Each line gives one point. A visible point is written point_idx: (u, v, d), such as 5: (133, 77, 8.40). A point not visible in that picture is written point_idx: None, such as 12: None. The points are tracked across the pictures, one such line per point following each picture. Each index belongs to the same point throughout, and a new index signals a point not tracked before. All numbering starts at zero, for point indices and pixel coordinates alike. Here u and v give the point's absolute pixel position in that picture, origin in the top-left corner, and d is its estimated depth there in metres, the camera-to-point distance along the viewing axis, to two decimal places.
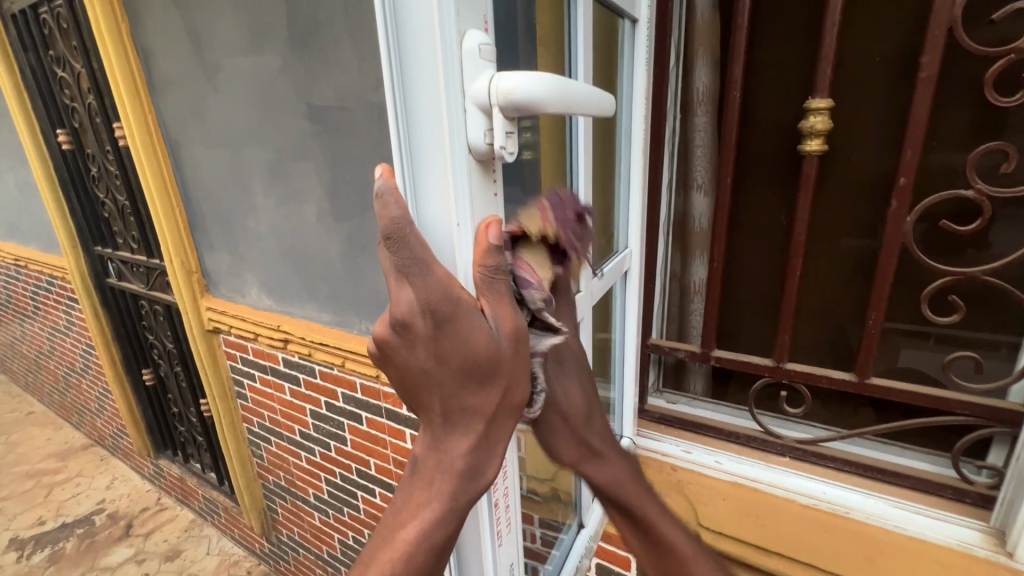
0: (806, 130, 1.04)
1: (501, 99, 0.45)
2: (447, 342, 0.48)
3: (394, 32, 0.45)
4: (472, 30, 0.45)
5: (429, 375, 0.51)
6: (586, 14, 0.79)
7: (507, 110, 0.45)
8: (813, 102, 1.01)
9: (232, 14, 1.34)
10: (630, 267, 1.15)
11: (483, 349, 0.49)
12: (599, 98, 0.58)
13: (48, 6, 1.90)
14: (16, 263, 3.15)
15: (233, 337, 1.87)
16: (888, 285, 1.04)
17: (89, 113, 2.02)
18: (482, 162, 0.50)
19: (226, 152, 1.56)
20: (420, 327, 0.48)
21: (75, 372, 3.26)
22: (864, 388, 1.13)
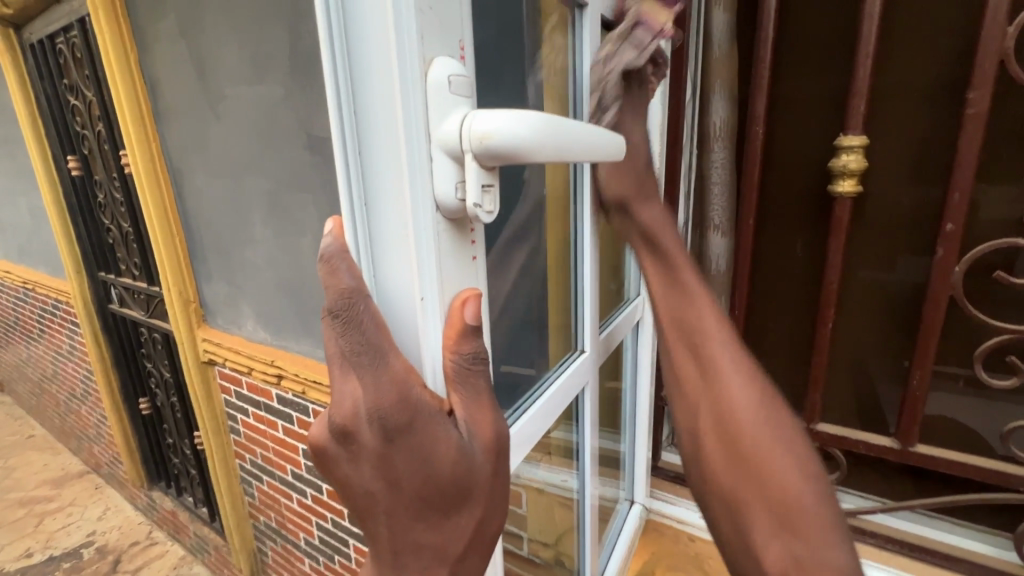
0: (839, 169, 0.98)
1: (475, 144, 0.39)
2: (398, 458, 0.42)
3: (348, 79, 0.40)
4: (439, 61, 0.41)
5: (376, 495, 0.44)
6: (594, 59, 0.79)
7: (485, 158, 0.39)
8: (846, 138, 0.96)
9: (236, 44, 1.32)
10: (642, 316, 1.09)
11: (450, 468, 0.43)
12: (598, 139, 0.51)
13: (64, 36, 1.93)
14: (23, 286, 3.15)
15: (228, 369, 1.80)
16: (933, 340, 1.01)
17: (98, 140, 2.02)
18: (452, 220, 0.44)
19: (227, 182, 1.52)
20: (365, 439, 0.42)
21: (75, 397, 3.21)
22: (908, 456, 1.14)
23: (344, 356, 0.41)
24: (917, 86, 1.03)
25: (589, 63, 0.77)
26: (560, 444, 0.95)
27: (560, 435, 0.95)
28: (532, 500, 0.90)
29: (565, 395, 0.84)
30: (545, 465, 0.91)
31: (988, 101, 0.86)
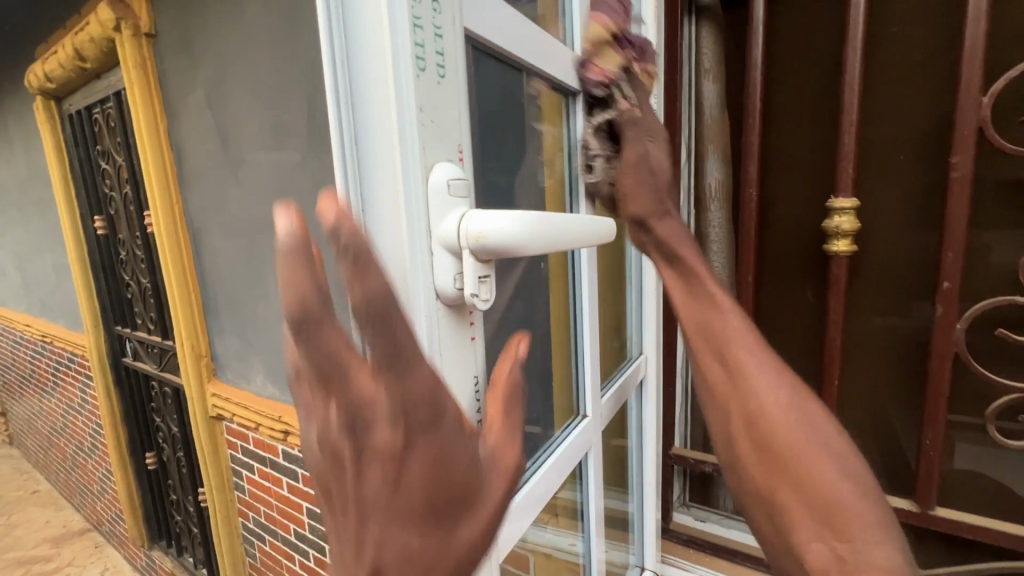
0: (832, 229, 1.00)
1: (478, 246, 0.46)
2: (413, 482, 0.37)
3: (353, 177, 0.44)
4: (440, 165, 0.45)
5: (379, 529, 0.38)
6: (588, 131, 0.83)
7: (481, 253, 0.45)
8: (837, 201, 0.97)
9: (257, 114, 1.42)
10: (645, 377, 1.08)
11: (465, 472, 0.40)
12: (593, 226, 0.55)
13: (101, 107, 2.07)
14: (42, 340, 3.23)
15: (235, 424, 1.80)
16: (944, 401, 1.00)
17: (125, 201, 2.13)
18: (453, 307, 0.48)
19: (243, 241, 1.58)
20: (374, 432, 0.36)
21: (82, 451, 3.20)
22: (929, 520, 1.09)
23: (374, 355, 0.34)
24: (903, 149, 1.07)
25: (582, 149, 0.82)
26: (566, 505, 0.93)
27: (566, 495, 0.92)
28: (538, 565, 0.87)
29: (570, 461, 0.83)
30: (551, 528, 0.87)
31: (971, 165, 0.89)
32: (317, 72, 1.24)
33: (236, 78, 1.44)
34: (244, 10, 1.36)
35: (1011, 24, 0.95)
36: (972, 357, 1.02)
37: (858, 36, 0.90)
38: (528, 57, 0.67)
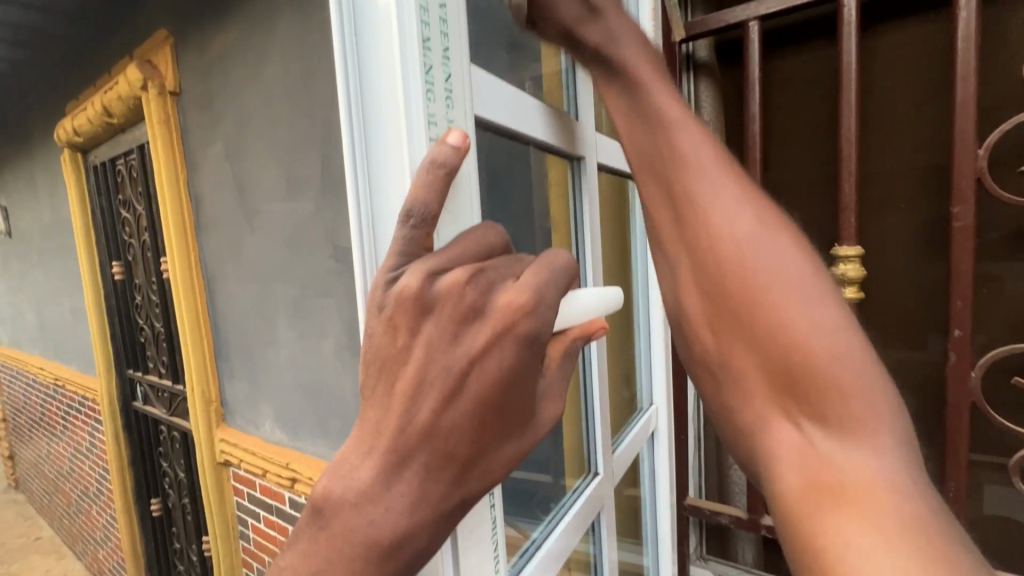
0: (839, 278, 0.99)
1: (569, 253, 0.44)
2: (476, 389, 0.40)
3: (370, 244, 0.48)
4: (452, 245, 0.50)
5: (358, 466, 0.39)
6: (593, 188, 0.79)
7: (560, 257, 0.43)
8: (841, 249, 0.98)
9: (273, 166, 1.47)
10: (656, 428, 1.07)
11: (520, 390, 0.43)
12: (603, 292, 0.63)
13: (124, 159, 2.17)
14: (54, 382, 3.25)
15: (242, 470, 1.79)
16: (964, 449, 0.97)
17: (142, 247, 2.19)
18: None
19: (256, 287, 1.61)
20: (455, 319, 0.39)
21: (88, 496, 3.16)
22: None
23: (398, 290, 0.38)
24: (904, 197, 1.09)
25: (590, 216, 0.78)
26: (580, 560, 0.90)
27: (578, 550, 0.89)
28: None
29: (582, 521, 0.82)
30: None
31: (972, 215, 0.90)
32: (332, 128, 1.29)
33: (255, 132, 1.51)
34: (264, 70, 1.44)
35: (1003, 75, 0.98)
36: (989, 404, 0.99)
37: (852, 91, 0.92)
38: (527, 128, 0.64)
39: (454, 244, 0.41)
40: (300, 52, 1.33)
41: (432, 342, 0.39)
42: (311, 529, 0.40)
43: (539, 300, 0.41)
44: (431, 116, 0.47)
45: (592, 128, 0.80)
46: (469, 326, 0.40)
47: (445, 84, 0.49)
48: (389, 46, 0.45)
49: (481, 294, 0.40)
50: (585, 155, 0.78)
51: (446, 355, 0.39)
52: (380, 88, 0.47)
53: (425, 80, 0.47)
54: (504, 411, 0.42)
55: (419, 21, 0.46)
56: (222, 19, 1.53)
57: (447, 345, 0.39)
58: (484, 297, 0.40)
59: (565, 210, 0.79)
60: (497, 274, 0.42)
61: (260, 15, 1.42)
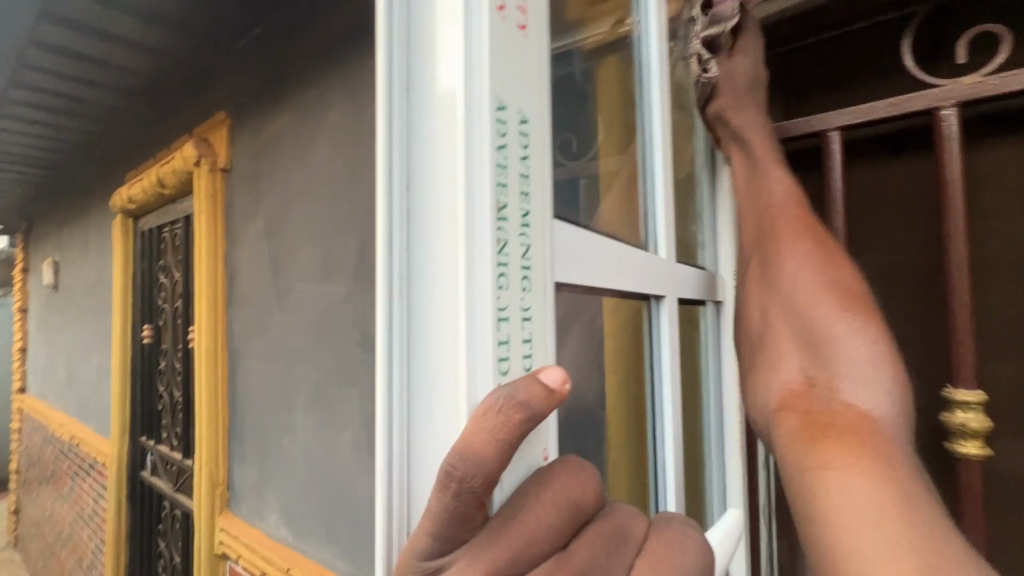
0: (956, 427, 0.84)
1: (675, 556, 0.42)
2: None
3: (402, 454, 0.38)
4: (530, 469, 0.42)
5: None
6: (671, 323, 0.70)
7: (678, 559, 0.40)
8: (957, 392, 0.84)
9: (311, 247, 1.45)
10: None
11: None
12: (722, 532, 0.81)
13: (171, 228, 2.23)
14: (70, 440, 3.21)
15: (240, 568, 1.63)
16: None
17: (174, 314, 2.19)
18: None
19: (280, 368, 1.54)
20: None
21: (82, 566, 3.00)
22: None
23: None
24: (1013, 326, 0.98)
25: (669, 365, 0.68)
26: None
27: None
28: None
29: None
30: None
31: None
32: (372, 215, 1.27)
33: (296, 212, 1.51)
34: (313, 155, 1.46)
35: None
36: None
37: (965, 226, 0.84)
38: (608, 281, 0.56)
39: (521, 518, 0.36)
40: (349, 139, 1.35)
41: None
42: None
43: None
44: (500, 309, 0.38)
45: (671, 262, 0.71)
46: None
47: (523, 258, 0.41)
48: (452, 212, 0.37)
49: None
50: (662, 294, 0.68)
51: None
52: (433, 260, 0.38)
53: (498, 262, 0.38)
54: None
55: (495, 185, 0.38)
56: (278, 106, 1.59)
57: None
58: None
59: (638, 333, 0.68)
60: None
61: (314, 104, 1.46)
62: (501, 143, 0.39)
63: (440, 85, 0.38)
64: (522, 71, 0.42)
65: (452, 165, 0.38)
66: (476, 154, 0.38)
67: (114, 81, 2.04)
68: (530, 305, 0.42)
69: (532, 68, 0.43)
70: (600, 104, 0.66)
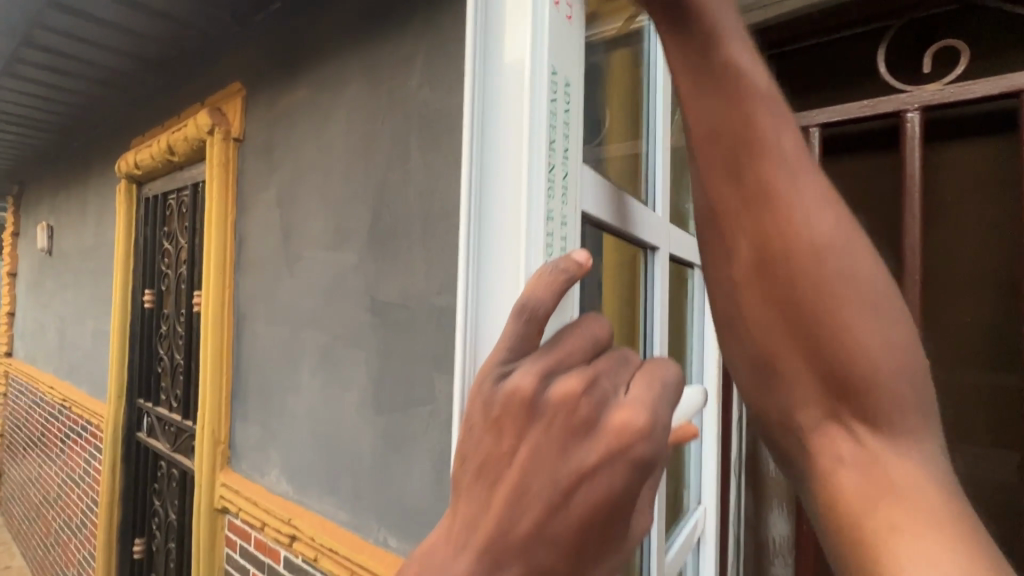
0: None
1: (675, 371, 0.44)
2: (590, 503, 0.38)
3: (471, 342, 0.47)
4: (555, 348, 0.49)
5: (451, 560, 0.37)
6: (662, 276, 0.80)
7: (673, 371, 0.44)
8: None
9: (323, 216, 1.52)
10: (704, 533, 0.99)
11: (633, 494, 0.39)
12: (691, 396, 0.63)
13: (177, 194, 2.27)
14: (62, 402, 3.24)
15: (239, 520, 1.71)
16: None
17: (178, 279, 2.24)
18: None
19: (288, 331, 1.61)
20: (579, 414, 0.38)
21: (70, 527, 3.05)
22: None
23: (503, 388, 0.38)
24: (965, 314, 1.09)
25: (659, 312, 0.78)
26: None
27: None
28: None
29: None
30: None
31: None
32: (386, 188, 1.34)
33: (310, 183, 1.57)
34: (329, 128, 1.52)
35: None
36: None
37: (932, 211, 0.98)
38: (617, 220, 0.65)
39: (564, 338, 0.42)
40: (365, 113, 1.41)
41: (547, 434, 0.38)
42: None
43: (659, 423, 0.40)
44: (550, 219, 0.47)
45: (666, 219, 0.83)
46: (579, 438, 0.38)
47: (565, 186, 0.50)
48: (517, 145, 0.46)
49: (594, 399, 0.39)
50: (657, 245, 0.79)
51: (551, 463, 0.37)
52: (499, 184, 0.47)
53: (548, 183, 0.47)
54: (607, 530, 0.39)
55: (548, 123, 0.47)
56: (295, 79, 1.64)
57: (563, 440, 0.38)
58: (594, 396, 0.39)
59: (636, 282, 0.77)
60: (608, 379, 0.41)
61: (332, 79, 1.51)
62: (553, 93, 0.48)
63: (507, 46, 0.47)
64: (568, 41, 0.51)
65: (518, 106, 0.46)
66: (536, 95, 0.46)
67: (127, 46, 2.07)
68: (569, 225, 0.51)
69: (575, 38, 0.53)
70: (612, 81, 0.74)
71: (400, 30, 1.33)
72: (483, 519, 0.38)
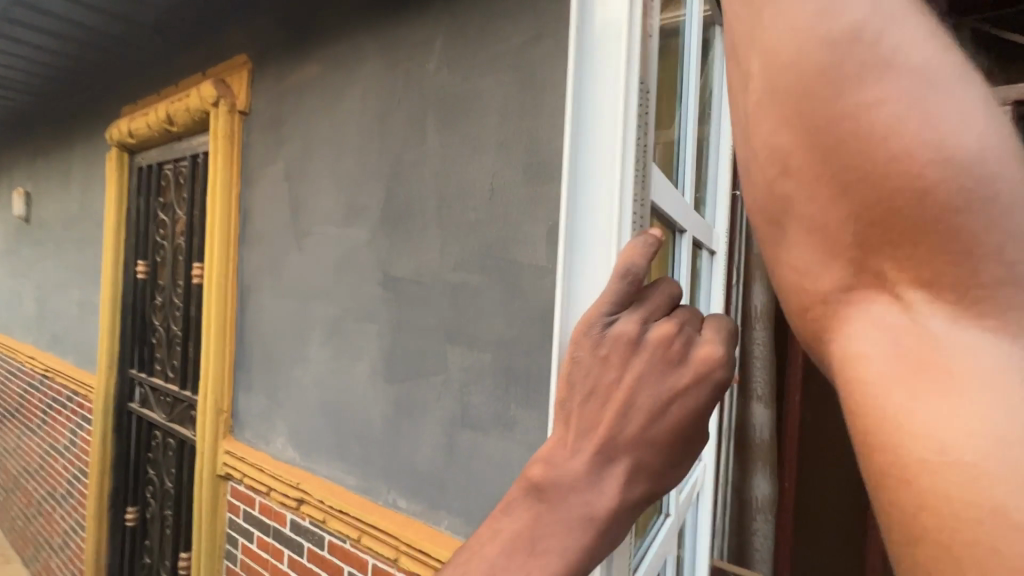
0: None
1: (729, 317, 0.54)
2: (677, 421, 0.48)
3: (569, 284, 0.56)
4: None
5: (571, 459, 0.48)
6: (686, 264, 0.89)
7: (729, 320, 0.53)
8: None
9: (334, 193, 1.55)
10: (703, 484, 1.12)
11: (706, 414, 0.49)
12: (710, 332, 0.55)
13: (173, 165, 2.26)
14: (43, 373, 3.19)
15: (244, 487, 1.77)
16: None
17: (175, 251, 2.24)
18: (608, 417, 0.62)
19: (296, 304, 1.65)
20: (673, 351, 0.47)
21: (53, 496, 3.04)
22: None
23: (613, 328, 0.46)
24: None
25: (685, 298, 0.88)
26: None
27: None
28: None
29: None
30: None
31: None
32: (400, 167, 1.39)
33: (320, 159, 1.60)
34: (341, 106, 1.55)
35: None
36: None
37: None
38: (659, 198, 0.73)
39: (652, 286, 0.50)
40: (380, 93, 1.45)
41: (643, 371, 0.47)
42: (529, 505, 0.50)
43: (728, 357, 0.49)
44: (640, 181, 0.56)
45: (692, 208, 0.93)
46: (672, 367, 0.47)
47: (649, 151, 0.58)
48: (613, 114, 0.54)
49: (683, 338, 0.47)
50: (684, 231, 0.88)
51: (652, 386, 0.47)
52: (597, 148, 0.55)
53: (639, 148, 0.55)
54: (693, 434, 0.49)
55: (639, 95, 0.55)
56: (305, 55, 1.66)
57: (661, 371, 0.47)
58: (682, 338, 0.47)
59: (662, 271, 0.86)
60: (689, 323, 0.49)
61: (345, 57, 1.54)
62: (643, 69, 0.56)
63: (603, 30, 0.55)
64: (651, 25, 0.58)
65: (613, 105, 0.54)
66: (630, 70, 0.54)
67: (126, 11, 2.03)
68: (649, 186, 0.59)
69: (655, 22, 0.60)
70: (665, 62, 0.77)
71: (417, 13, 1.37)
72: (596, 432, 0.48)
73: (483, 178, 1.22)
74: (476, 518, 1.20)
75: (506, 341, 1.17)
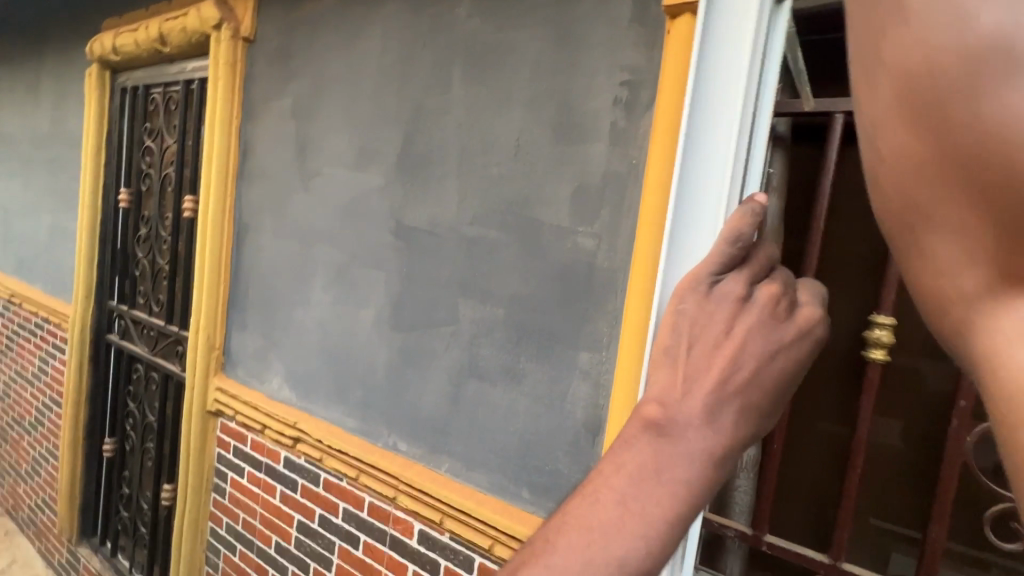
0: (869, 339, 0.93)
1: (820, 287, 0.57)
2: (777, 373, 0.49)
3: None
4: None
5: (685, 399, 0.46)
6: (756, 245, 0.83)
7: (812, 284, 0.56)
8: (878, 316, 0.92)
9: (346, 134, 1.52)
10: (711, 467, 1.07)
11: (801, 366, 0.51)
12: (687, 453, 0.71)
13: (164, 89, 2.13)
14: (7, 298, 3.06)
15: (235, 423, 1.79)
16: (949, 502, 0.88)
17: (163, 181, 2.15)
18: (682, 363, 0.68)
19: (299, 246, 1.63)
20: (778, 307, 0.50)
21: (20, 424, 2.97)
22: None
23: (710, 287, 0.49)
24: None
25: None
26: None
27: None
28: None
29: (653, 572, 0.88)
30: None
31: None
32: (419, 115, 1.36)
33: (332, 98, 1.55)
34: (359, 45, 1.49)
35: None
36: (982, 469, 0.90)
37: None
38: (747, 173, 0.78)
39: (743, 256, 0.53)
40: (403, 36, 1.40)
41: (751, 323, 0.49)
42: (649, 440, 0.46)
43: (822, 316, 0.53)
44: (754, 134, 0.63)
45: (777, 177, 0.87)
46: (779, 318, 0.50)
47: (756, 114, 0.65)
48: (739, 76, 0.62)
49: (786, 299, 0.51)
50: None
51: (761, 333, 0.49)
52: None
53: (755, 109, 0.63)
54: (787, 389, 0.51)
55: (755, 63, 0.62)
56: None
57: (767, 321, 0.49)
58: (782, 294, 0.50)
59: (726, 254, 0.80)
60: (785, 284, 0.52)
61: None
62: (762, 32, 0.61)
63: None
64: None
65: None
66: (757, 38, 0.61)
67: None
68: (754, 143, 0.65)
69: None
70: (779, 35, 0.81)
71: None
72: (711, 373, 0.47)
73: (509, 134, 1.22)
74: (478, 463, 1.26)
75: (519, 298, 1.20)
